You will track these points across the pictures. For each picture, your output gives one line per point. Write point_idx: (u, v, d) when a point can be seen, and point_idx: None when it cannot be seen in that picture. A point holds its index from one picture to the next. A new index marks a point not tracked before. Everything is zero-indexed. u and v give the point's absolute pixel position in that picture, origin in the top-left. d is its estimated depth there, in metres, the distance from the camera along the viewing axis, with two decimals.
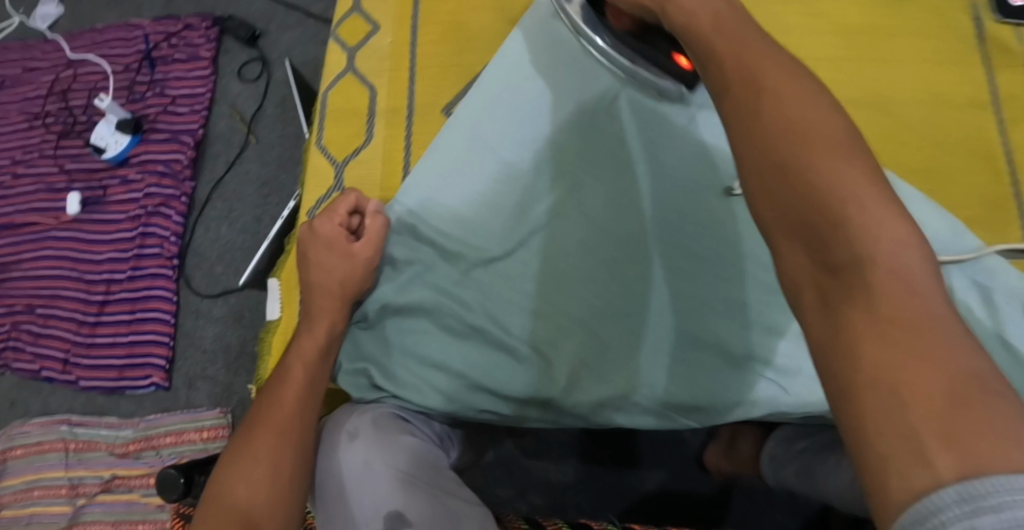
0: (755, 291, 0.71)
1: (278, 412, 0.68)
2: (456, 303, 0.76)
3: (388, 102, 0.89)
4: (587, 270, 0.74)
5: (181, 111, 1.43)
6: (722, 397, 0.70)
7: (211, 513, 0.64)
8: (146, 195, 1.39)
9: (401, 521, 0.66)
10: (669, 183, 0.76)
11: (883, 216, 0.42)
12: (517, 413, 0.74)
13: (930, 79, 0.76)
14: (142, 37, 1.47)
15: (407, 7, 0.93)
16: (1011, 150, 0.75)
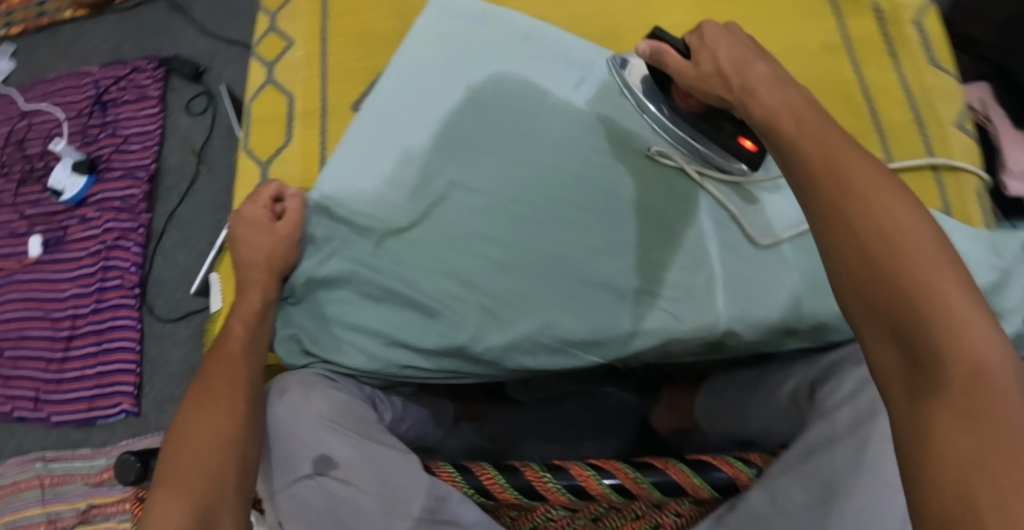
0: (639, 233, 0.79)
1: (228, 364, 0.74)
2: (372, 271, 0.83)
3: (304, 106, 0.95)
4: (487, 230, 0.81)
5: (134, 149, 1.49)
6: (616, 329, 0.76)
7: (179, 453, 0.66)
8: (105, 230, 1.45)
9: (329, 462, 0.72)
10: (556, 147, 0.83)
11: (970, 320, 0.48)
12: (436, 364, 0.80)
13: (786, 32, 0.88)
14: (92, 83, 1.54)
15: (316, 21, 1.00)
16: (865, 85, 0.86)
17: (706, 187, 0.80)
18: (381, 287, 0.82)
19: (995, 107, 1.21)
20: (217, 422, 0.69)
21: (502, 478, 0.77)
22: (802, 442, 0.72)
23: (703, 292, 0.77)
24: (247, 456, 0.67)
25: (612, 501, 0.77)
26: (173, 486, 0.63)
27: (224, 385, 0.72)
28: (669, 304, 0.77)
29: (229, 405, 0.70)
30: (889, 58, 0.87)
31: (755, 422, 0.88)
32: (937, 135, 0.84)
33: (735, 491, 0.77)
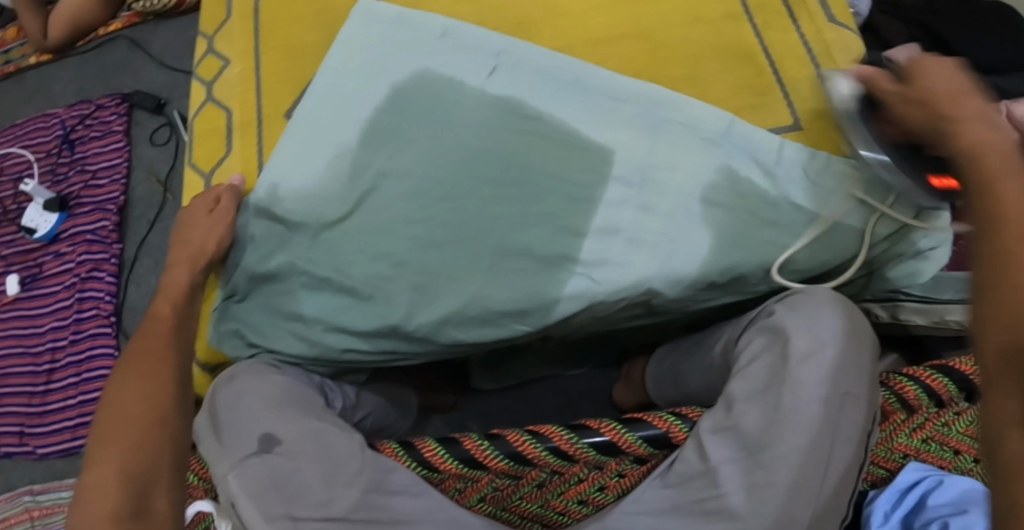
0: (555, 202, 0.82)
1: (156, 339, 0.80)
2: (308, 262, 0.85)
3: (241, 117, 0.97)
4: (414, 214, 0.84)
5: (102, 183, 1.53)
6: (541, 297, 0.80)
7: (115, 419, 0.72)
8: (79, 263, 1.49)
9: (273, 440, 0.76)
10: (472, 130, 0.86)
11: None
12: (374, 346, 0.84)
13: (688, 4, 0.94)
14: (59, 123, 1.59)
15: (250, 39, 1.01)
16: (766, 47, 0.93)
17: (615, 151, 0.84)
18: (316, 278, 0.84)
19: (925, 64, 1.21)
20: (144, 404, 0.74)
21: (443, 450, 0.82)
22: (725, 398, 0.77)
23: (619, 254, 0.80)
24: (176, 436, 0.73)
25: (551, 465, 0.80)
26: (105, 467, 0.68)
27: (146, 368, 0.77)
28: (588, 268, 0.80)
29: (157, 374, 0.76)
30: (789, 20, 0.94)
31: (693, 382, 0.92)
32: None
33: (669, 446, 0.80)
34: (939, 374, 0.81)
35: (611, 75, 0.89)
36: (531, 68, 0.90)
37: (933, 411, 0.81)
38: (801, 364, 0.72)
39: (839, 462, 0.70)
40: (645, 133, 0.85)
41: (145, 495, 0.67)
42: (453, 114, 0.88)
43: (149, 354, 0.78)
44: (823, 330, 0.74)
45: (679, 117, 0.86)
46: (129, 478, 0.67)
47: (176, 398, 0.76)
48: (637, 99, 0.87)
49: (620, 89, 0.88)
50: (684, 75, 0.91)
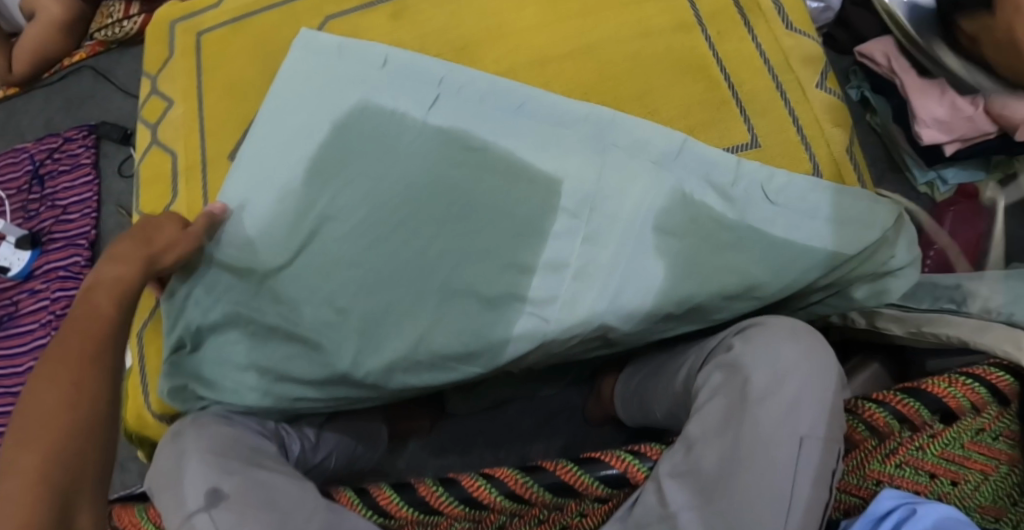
0: (501, 238, 0.79)
1: (81, 338, 0.72)
2: (252, 311, 0.83)
3: (185, 161, 0.95)
4: (357, 256, 0.81)
5: (73, 217, 1.52)
6: (489, 338, 0.77)
7: (30, 433, 0.65)
8: (54, 300, 1.47)
9: (218, 495, 0.72)
10: (415, 165, 0.83)
11: None
12: (325, 394, 0.81)
13: (636, 17, 0.90)
14: (28, 158, 1.57)
15: (192, 78, 0.98)
16: (720, 59, 0.89)
17: (561, 180, 0.81)
18: (261, 326, 0.82)
19: (899, 58, 1.18)
20: (66, 412, 0.66)
21: (396, 495, 0.79)
22: (683, 438, 0.73)
23: (569, 290, 0.77)
24: (103, 452, 0.67)
25: (507, 508, 0.78)
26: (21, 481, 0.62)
27: (71, 372, 0.69)
28: (537, 306, 0.77)
29: (81, 380, 0.69)
30: (744, 28, 0.90)
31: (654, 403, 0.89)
32: (802, 99, 0.87)
33: (628, 485, 0.77)
34: (909, 399, 0.78)
35: (556, 101, 0.86)
36: (474, 96, 0.87)
37: (906, 436, 0.78)
38: (759, 404, 0.69)
39: (803, 505, 0.66)
40: (593, 158, 0.82)
41: (64, 515, 0.62)
42: (394, 149, 0.85)
43: (76, 352, 0.71)
44: (781, 367, 0.71)
45: (625, 141, 0.83)
46: (48, 498, 0.61)
47: (102, 406, 0.69)
48: (582, 122, 0.84)
49: (564, 112, 0.85)
50: (635, 94, 0.87)
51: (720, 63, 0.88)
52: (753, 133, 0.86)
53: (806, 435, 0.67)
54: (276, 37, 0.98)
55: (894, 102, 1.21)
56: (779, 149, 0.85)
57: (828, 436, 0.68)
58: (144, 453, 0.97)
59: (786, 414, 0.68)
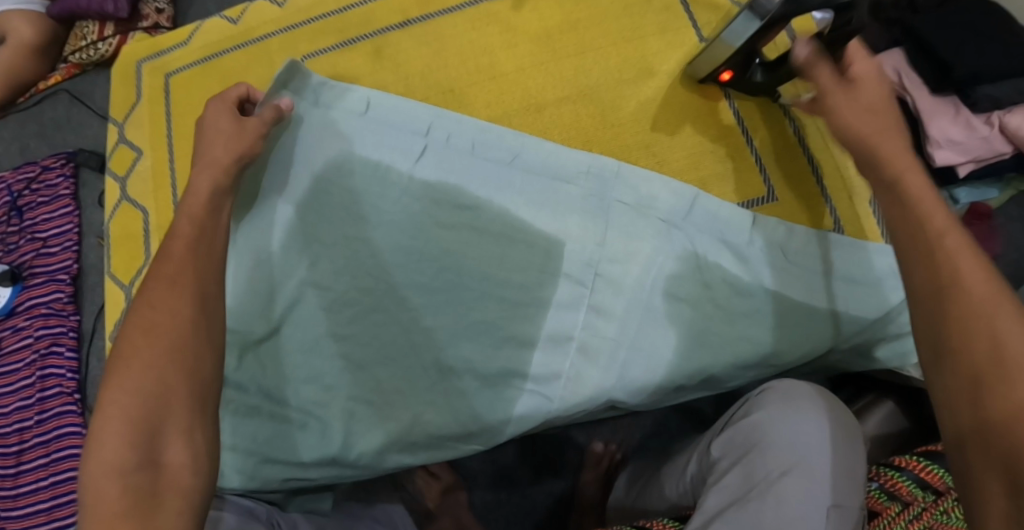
0: (497, 309, 0.76)
1: (168, 260, 0.65)
2: (235, 389, 0.77)
3: (157, 219, 0.92)
4: (344, 332, 0.77)
5: (54, 251, 1.46)
6: (487, 420, 0.74)
7: (128, 353, 0.59)
8: (37, 337, 1.39)
9: None
10: (401, 226, 0.79)
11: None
12: (317, 476, 0.76)
13: (636, 56, 0.88)
14: (4, 188, 1.49)
15: (162, 126, 0.95)
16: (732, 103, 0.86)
17: (561, 242, 0.78)
18: (245, 408, 0.77)
19: (911, 73, 1.10)
20: (166, 344, 0.60)
21: None
22: (700, 514, 0.69)
23: (572, 366, 0.75)
24: (195, 376, 0.59)
25: None
26: (108, 421, 0.56)
27: (173, 286, 0.63)
28: (540, 382, 0.75)
29: (181, 298, 0.62)
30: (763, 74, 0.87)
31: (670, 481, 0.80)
32: (823, 146, 0.85)
33: None
34: (935, 467, 0.74)
35: (554, 154, 0.81)
36: (463, 149, 0.82)
37: (930, 502, 0.73)
38: (782, 478, 0.67)
39: None
40: (593, 220, 0.78)
41: (151, 453, 0.56)
42: (379, 208, 0.80)
43: (172, 270, 0.64)
44: (803, 439, 0.68)
45: (627, 196, 0.79)
46: (133, 438, 0.56)
47: (203, 340, 0.61)
48: (580, 177, 0.81)
49: (560, 166, 0.81)
50: (634, 144, 0.86)
51: (733, 107, 0.86)
52: (770, 186, 0.84)
53: (833, 507, 0.65)
54: (244, 78, 0.94)
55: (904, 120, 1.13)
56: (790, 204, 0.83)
57: (850, 507, 0.66)
58: None
59: (809, 492, 0.66)
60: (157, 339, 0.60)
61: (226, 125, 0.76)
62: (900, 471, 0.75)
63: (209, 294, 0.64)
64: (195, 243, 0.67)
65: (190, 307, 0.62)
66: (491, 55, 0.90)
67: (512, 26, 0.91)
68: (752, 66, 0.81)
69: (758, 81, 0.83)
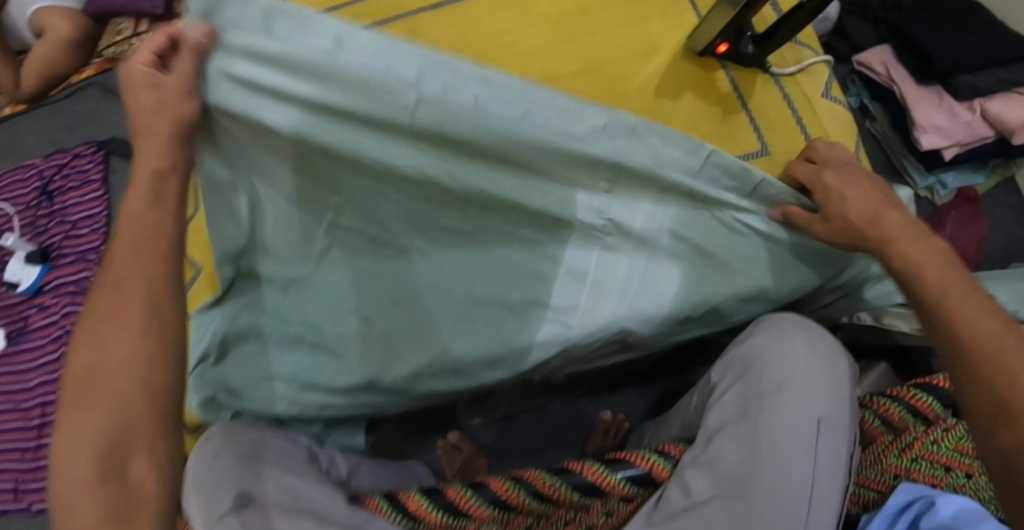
0: (520, 250, 0.82)
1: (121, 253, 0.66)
2: (276, 319, 0.85)
3: None
4: (370, 270, 0.84)
5: (82, 233, 1.53)
6: (513, 343, 0.82)
7: (88, 366, 0.63)
8: (63, 315, 1.48)
9: (249, 497, 0.73)
10: (411, 181, 0.76)
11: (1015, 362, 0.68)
12: (349, 399, 0.84)
13: (640, 36, 0.96)
14: (37, 174, 1.58)
15: None
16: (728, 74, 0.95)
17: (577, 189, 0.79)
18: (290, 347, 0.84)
19: (898, 66, 1.21)
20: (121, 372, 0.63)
21: (427, 500, 0.79)
22: (704, 431, 0.77)
23: (587, 300, 0.82)
24: (162, 385, 0.64)
25: (535, 509, 0.80)
26: (67, 457, 0.61)
27: (132, 287, 0.65)
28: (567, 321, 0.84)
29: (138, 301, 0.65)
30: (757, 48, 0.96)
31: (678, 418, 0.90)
32: (807, 110, 0.96)
33: (652, 484, 0.79)
34: (923, 394, 0.82)
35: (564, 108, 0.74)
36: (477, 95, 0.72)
37: (920, 430, 0.82)
38: (776, 394, 0.73)
39: (825, 491, 0.69)
40: (606, 174, 0.78)
41: (118, 470, 0.61)
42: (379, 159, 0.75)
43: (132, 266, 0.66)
44: (796, 358, 0.75)
45: (643, 152, 0.77)
46: (99, 456, 0.61)
47: (163, 360, 0.65)
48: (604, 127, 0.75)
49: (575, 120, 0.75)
50: (643, 111, 0.94)
51: (730, 78, 0.95)
52: (763, 141, 0.94)
53: (824, 418, 0.71)
54: None
55: (893, 110, 1.23)
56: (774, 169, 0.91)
57: (842, 419, 0.72)
58: None
59: (802, 402, 0.72)
60: (112, 372, 0.63)
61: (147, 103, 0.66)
62: (899, 400, 0.82)
63: (165, 297, 0.66)
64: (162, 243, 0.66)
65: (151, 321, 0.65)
66: (506, 37, 0.96)
67: (526, 9, 0.97)
68: (744, 39, 0.92)
69: (751, 53, 0.93)
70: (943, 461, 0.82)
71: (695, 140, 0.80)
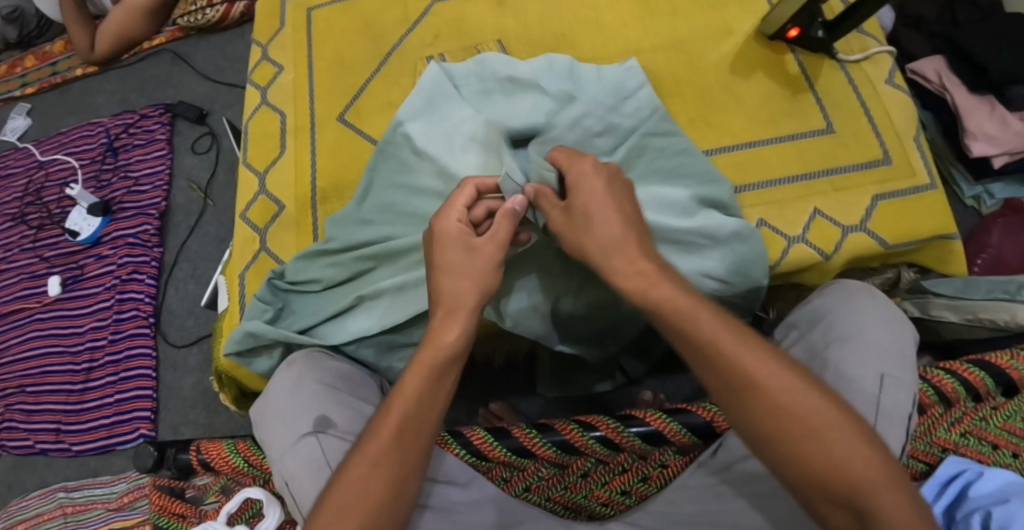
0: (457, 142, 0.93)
1: (392, 417, 0.73)
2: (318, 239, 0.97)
3: (295, 121, 1.09)
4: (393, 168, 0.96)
5: (144, 189, 1.58)
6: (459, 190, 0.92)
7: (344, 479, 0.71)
8: (120, 265, 1.52)
9: (326, 422, 0.77)
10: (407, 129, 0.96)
11: (776, 388, 0.68)
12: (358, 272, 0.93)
13: (719, 9, 1.01)
14: (104, 132, 1.65)
15: (303, 49, 1.14)
16: (803, 66, 0.97)
17: (495, 89, 0.98)
18: (332, 245, 0.94)
19: (950, 75, 1.27)
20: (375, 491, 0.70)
21: (493, 438, 0.82)
22: None
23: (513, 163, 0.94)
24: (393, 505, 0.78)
25: (597, 453, 0.82)
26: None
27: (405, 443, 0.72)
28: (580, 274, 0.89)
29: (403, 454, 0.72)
30: (833, 60, 0.98)
31: None
32: (872, 95, 0.96)
33: (713, 435, 0.82)
34: (976, 368, 0.84)
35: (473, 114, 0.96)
36: (446, 90, 0.96)
37: (969, 406, 0.84)
38: (840, 345, 0.75)
39: (893, 440, 0.70)
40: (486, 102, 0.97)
41: None
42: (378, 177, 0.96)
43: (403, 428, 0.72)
44: (861, 313, 0.76)
45: (506, 72, 0.97)
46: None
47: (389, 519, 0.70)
48: (534, 62, 0.98)
49: (517, 71, 0.97)
50: (713, 85, 0.97)
51: (798, 62, 0.98)
52: (829, 120, 0.95)
53: (886, 374, 0.72)
54: (379, 15, 1.13)
55: (944, 118, 1.30)
56: (775, 205, 0.91)
57: (909, 378, 0.73)
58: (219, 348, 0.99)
59: (863, 356, 0.74)
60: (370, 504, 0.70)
61: (460, 258, 0.77)
62: (951, 372, 0.84)
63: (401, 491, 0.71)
64: (438, 359, 0.75)
65: (418, 420, 0.73)
66: (597, 12, 1.05)
67: None
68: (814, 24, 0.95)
69: (820, 38, 0.96)
70: (991, 439, 0.85)
71: (530, 77, 0.96)
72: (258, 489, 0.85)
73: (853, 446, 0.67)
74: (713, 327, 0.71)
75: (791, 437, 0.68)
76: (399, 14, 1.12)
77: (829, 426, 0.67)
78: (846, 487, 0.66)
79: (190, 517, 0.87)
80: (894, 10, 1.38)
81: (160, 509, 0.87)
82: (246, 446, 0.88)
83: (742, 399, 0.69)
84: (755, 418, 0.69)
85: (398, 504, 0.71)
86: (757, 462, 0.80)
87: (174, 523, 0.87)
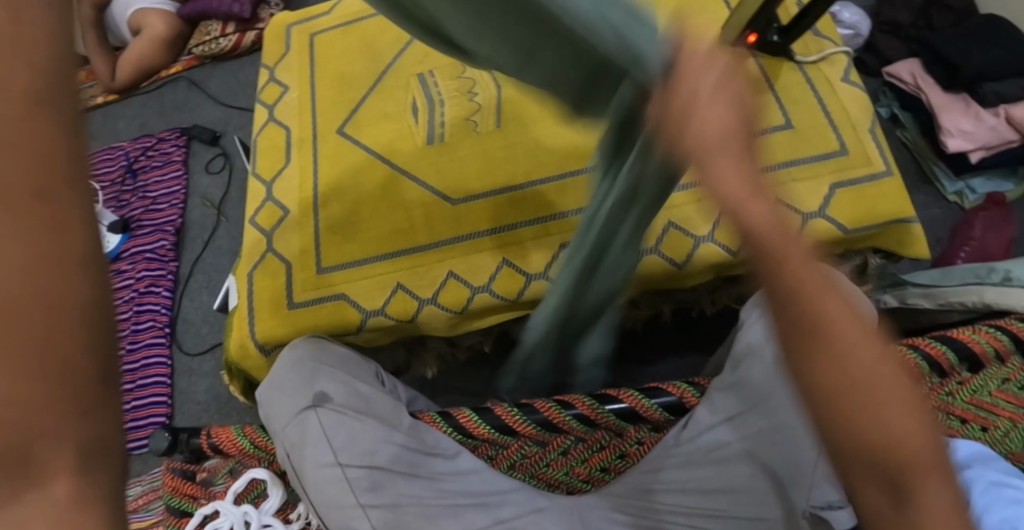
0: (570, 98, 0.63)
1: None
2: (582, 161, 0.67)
3: (298, 134, 1.15)
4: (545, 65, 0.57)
5: (161, 208, 1.67)
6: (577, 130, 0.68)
7: None
8: (138, 279, 1.59)
9: (326, 398, 0.84)
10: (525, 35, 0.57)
11: (851, 343, 0.48)
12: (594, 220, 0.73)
13: (687, 20, 1.08)
14: (123, 155, 1.74)
15: (306, 68, 1.21)
16: (764, 69, 1.03)
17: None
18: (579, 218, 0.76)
19: (925, 76, 1.32)
20: (28, 296, 0.32)
21: (477, 417, 0.87)
22: (732, 356, 0.85)
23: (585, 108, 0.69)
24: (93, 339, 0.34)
25: (575, 430, 0.87)
26: None
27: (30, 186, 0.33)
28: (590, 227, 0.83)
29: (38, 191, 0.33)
30: (792, 62, 1.04)
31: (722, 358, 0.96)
32: (829, 93, 1.02)
33: (684, 411, 0.88)
34: (939, 344, 0.87)
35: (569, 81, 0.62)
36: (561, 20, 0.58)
37: (936, 381, 0.87)
38: None
39: None
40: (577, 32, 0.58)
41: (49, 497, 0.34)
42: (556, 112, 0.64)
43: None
44: None
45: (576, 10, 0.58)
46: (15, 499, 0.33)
47: (63, 333, 0.33)
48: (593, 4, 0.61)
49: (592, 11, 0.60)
50: None
51: (758, 65, 1.04)
52: (787, 117, 1.00)
53: None
54: (377, 36, 1.21)
55: (922, 118, 1.34)
56: None
57: None
58: (231, 341, 1.05)
59: None
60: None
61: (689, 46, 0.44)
62: (914, 347, 0.87)
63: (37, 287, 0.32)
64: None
65: (34, 115, 0.33)
66: None
67: None
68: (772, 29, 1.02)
69: (777, 42, 1.03)
70: (961, 414, 0.89)
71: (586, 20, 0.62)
72: (263, 469, 0.92)
73: (914, 431, 0.49)
74: (779, 236, 0.48)
75: (842, 396, 0.48)
76: (394, 35, 1.20)
77: (889, 399, 0.48)
78: (895, 472, 0.49)
79: (201, 498, 0.93)
80: (871, 17, 1.44)
81: (172, 490, 0.93)
82: (253, 430, 0.93)
83: (805, 348, 0.49)
84: (816, 364, 0.49)
85: (60, 311, 0.33)
86: (724, 431, 0.83)
87: (185, 504, 0.92)
